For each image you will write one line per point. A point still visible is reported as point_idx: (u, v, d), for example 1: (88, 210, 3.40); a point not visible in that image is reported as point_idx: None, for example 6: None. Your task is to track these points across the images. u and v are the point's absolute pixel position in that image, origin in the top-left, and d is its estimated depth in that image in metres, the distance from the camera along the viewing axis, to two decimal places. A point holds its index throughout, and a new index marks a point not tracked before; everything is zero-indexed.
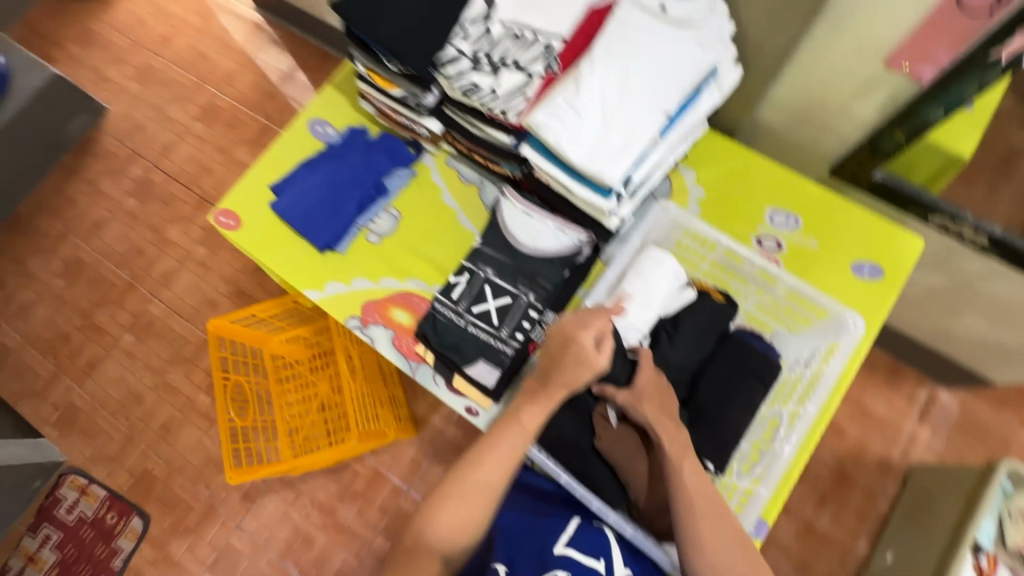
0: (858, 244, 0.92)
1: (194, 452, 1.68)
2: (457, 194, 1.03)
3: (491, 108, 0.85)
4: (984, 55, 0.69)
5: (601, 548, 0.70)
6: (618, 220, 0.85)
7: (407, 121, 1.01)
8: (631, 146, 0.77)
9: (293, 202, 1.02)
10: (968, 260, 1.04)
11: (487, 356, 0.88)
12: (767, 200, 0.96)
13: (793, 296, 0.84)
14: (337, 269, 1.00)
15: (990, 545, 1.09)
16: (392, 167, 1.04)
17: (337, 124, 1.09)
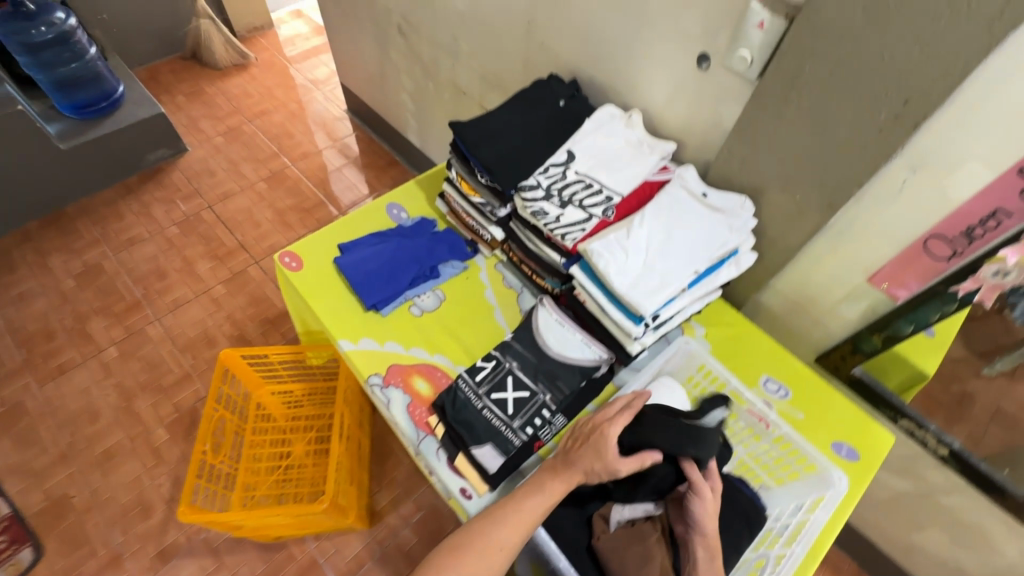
0: (838, 426, 1.04)
1: (125, 489, 1.54)
2: (498, 294, 1.16)
3: (552, 230, 1.02)
4: (946, 288, 0.89)
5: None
6: (639, 347, 0.97)
7: (475, 225, 1.18)
8: (665, 286, 0.93)
9: (355, 261, 1.14)
10: (931, 470, 1.15)
11: (494, 442, 0.92)
12: (762, 367, 1.10)
13: (787, 447, 0.94)
14: (375, 329, 1.08)
15: None
16: (449, 257, 1.19)
17: (412, 212, 1.27)
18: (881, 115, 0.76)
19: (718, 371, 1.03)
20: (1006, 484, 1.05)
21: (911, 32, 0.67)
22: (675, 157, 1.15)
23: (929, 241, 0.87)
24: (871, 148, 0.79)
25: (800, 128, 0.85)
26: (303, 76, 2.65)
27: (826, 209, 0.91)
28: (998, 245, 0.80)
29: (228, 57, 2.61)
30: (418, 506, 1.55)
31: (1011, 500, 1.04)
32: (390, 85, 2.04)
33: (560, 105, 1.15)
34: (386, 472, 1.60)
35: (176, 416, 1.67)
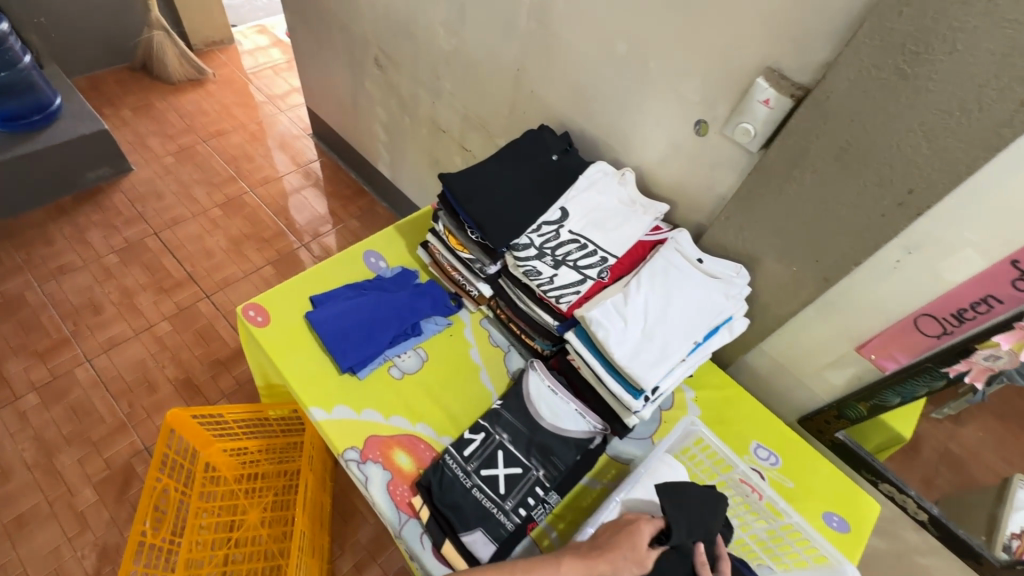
0: (827, 494, 1.03)
1: (40, 562, 1.34)
2: (483, 353, 1.09)
3: (546, 292, 0.97)
4: (936, 364, 0.92)
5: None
6: (637, 419, 0.93)
7: (461, 279, 1.12)
8: (665, 358, 0.89)
9: (330, 318, 1.04)
10: (909, 531, 1.17)
11: (485, 527, 0.85)
12: (752, 433, 1.09)
13: (797, 534, 0.87)
14: (351, 394, 0.99)
15: None
16: (432, 312, 1.12)
17: (391, 261, 1.19)
18: (884, 202, 0.77)
19: (721, 453, 0.93)
20: (981, 550, 1.08)
21: (921, 127, 0.68)
22: (666, 216, 1.13)
23: (920, 319, 0.89)
24: (871, 232, 0.80)
25: (802, 205, 0.85)
26: (265, 94, 2.52)
27: (822, 283, 0.91)
28: (988, 330, 0.84)
29: (182, 70, 2.44)
30: (384, 571, 1.43)
31: (986, 564, 1.07)
32: (362, 114, 1.96)
33: (552, 159, 1.11)
34: (349, 533, 1.47)
35: (106, 474, 1.48)
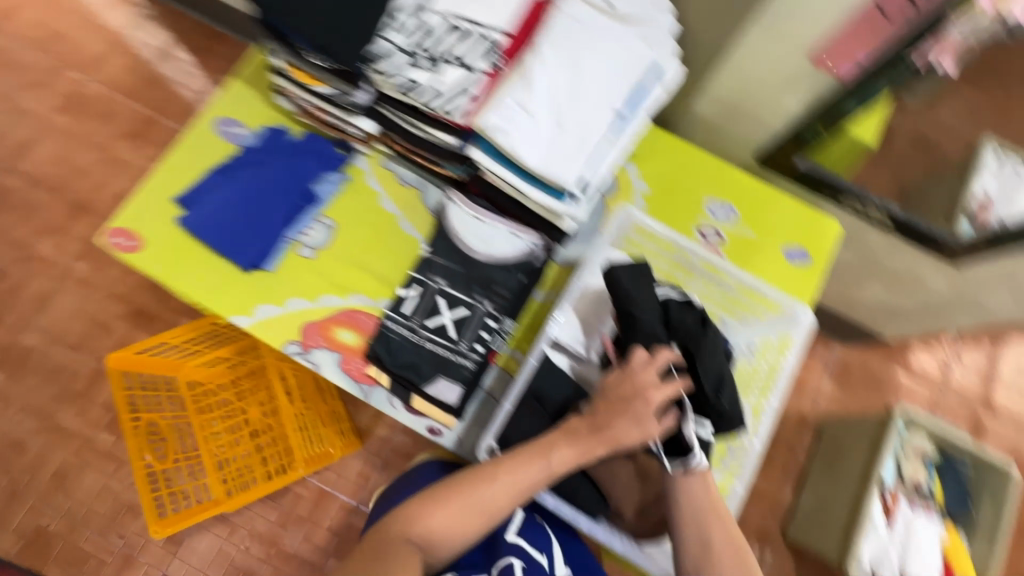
0: (786, 232, 0.99)
1: (98, 499, 1.47)
2: (396, 198, 0.95)
3: (433, 107, 0.79)
4: (902, 53, 0.80)
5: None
6: (572, 222, 0.84)
7: (337, 121, 0.91)
8: (583, 149, 0.76)
9: (205, 216, 0.88)
10: (873, 237, 1.16)
11: (446, 373, 0.84)
12: (705, 192, 1.00)
13: (744, 291, 0.84)
14: (268, 290, 0.90)
15: (891, 482, 1.36)
16: (323, 172, 0.94)
17: (250, 122, 0.96)
18: None
19: (662, 234, 0.89)
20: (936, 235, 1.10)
21: None
22: None
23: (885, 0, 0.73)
24: None
25: None
26: None
27: None
28: None
29: None
30: None
31: None
32: None
33: None
34: None
35: (110, 416, 1.52)
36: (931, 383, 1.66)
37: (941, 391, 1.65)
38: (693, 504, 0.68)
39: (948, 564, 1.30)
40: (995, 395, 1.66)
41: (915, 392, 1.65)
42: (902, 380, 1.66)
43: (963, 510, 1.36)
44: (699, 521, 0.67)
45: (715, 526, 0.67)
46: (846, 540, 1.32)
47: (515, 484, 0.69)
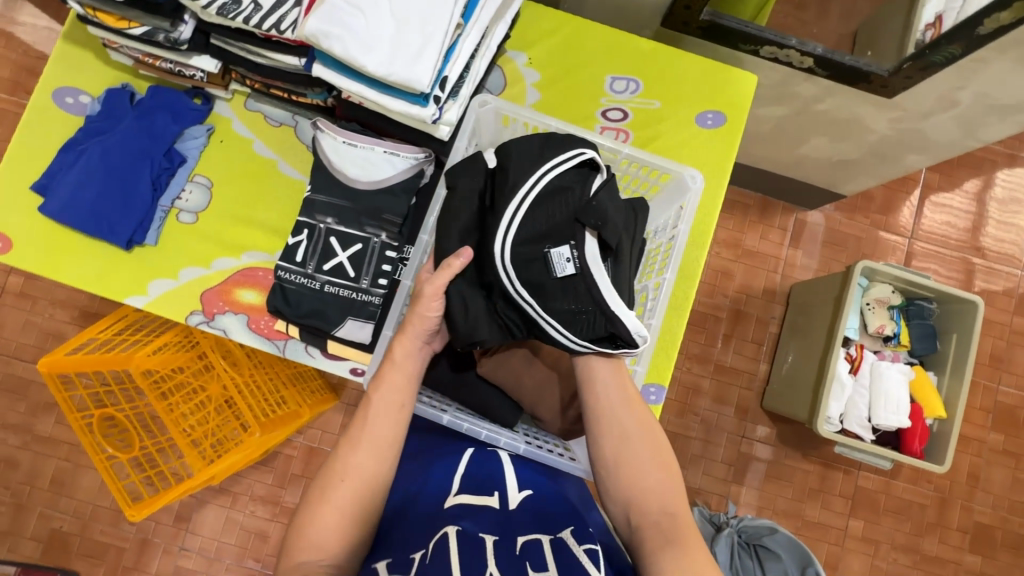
0: (696, 95, 0.90)
1: (100, 495, 1.53)
2: (270, 141, 0.88)
3: (260, 27, 0.70)
4: None
5: (491, 484, 0.60)
6: (448, 128, 0.76)
7: (173, 66, 0.81)
8: (430, 36, 0.66)
9: (66, 200, 0.82)
10: (803, 84, 1.07)
11: (354, 313, 0.81)
12: (602, 69, 0.91)
13: (638, 166, 0.74)
14: (157, 264, 0.85)
15: (855, 336, 1.36)
16: (182, 127, 0.86)
17: (92, 88, 0.87)
18: None
19: (532, 120, 0.75)
20: (871, 70, 0.98)
21: None
22: None
23: None
24: None
25: None
26: None
27: None
28: None
29: None
30: None
31: (876, 80, 1.00)
32: None
33: None
34: None
35: None
36: (900, 231, 1.62)
37: (910, 238, 1.62)
38: (596, 386, 0.62)
39: (917, 403, 1.32)
40: (966, 232, 1.62)
41: (884, 244, 1.62)
42: (869, 234, 1.62)
43: (931, 349, 1.37)
44: (607, 405, 0.61)
45: (627, 408, 0.60)
46: (815, 398, 1.34)
47: (387, 416, 0.60)
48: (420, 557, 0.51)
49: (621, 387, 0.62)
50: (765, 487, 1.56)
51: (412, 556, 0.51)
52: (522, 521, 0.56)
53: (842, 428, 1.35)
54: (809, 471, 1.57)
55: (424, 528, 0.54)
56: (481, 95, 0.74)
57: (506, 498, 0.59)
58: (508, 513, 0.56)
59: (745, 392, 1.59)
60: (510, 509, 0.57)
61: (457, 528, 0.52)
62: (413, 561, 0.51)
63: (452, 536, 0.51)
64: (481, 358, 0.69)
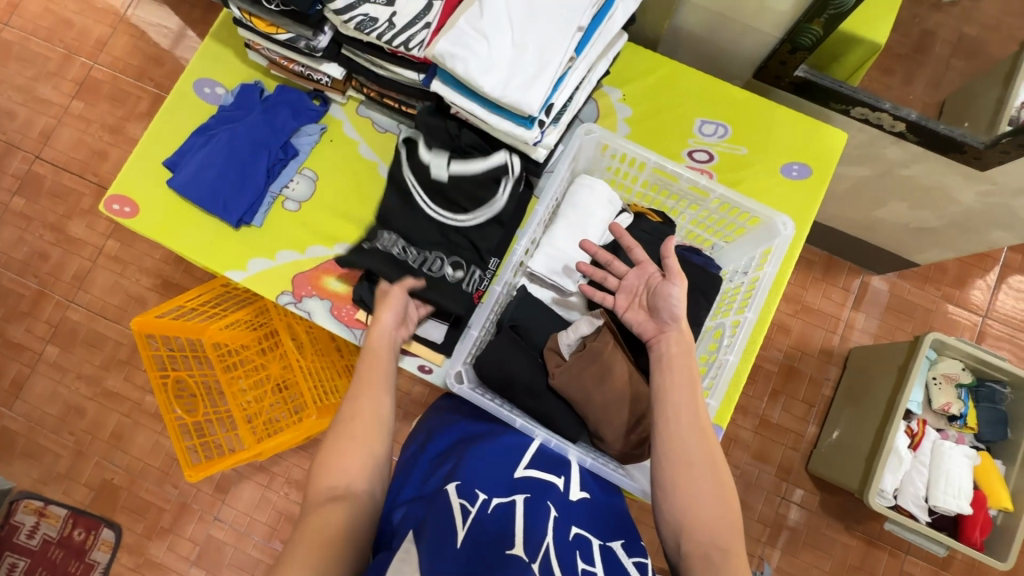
0: (785, 145, 0.92)
1: (151, 455, 1.62)
2: (374, 145, 0.95)
3: (391, 43, 0.77)
4: None
5: (560, 467, 0.66)
6: (545, 151, 0.81)
7: (304, 69, 0.90)
8: (546, 64, 0.71)
9: (192, 176, 0.91)
10: (889, 147, 1.07)
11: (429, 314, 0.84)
12: (693, 111, 0.94)
13: (727, 207, 0.78)
14: (258, 244, 0.93)
15: (918, 410, 1.30)
16: (299, 124, 0.95)
17: (228, 82, 0.97)
18: None
19: (632, 153, 0.79)
20: (966, 140, 0.98)
21: None
22: None
23: None
24: None
25: None
26: None
27: None
28: None
29: None
30: None
31: (970, 151, 0.99)
32: None
33: None
34: None
35: None
36: (972, 308, 1.56)
37: (983, 316, 1.55)
38: (669, 407, 0.62)
39: (980, 489, 1.25)
40: None
41: (954, 318, 1.55)
42: (940, 308, 1.56)
43: (1000, 436, 1.30)
44: (674, 428, 0.61)
45: (695, 439, 0.60)
46: (869, 469, 1.28)
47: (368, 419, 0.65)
48: (484, 501, 0.57)
49: (696, 408, 0.62)
50: (800, 555, 1.49)
51: (480, 494, 0.58)
52: (581, 515, 0.61)
53: (895, 504, 1.29)
54: (850, 545, 1.49)
55: (494, 482, 0.60)
56: (587, 126, 0.77)
57: (569, 487, 0.64)
58: (570, 502, 0.62)
59: (790, 451, 1.54)
60: (570, 498, 0.63)
61: (525, 496, 0.59)
62: (477, 497, 0.57)
63: (519, 502, 0.58)
64: (555, 369, 0.71)
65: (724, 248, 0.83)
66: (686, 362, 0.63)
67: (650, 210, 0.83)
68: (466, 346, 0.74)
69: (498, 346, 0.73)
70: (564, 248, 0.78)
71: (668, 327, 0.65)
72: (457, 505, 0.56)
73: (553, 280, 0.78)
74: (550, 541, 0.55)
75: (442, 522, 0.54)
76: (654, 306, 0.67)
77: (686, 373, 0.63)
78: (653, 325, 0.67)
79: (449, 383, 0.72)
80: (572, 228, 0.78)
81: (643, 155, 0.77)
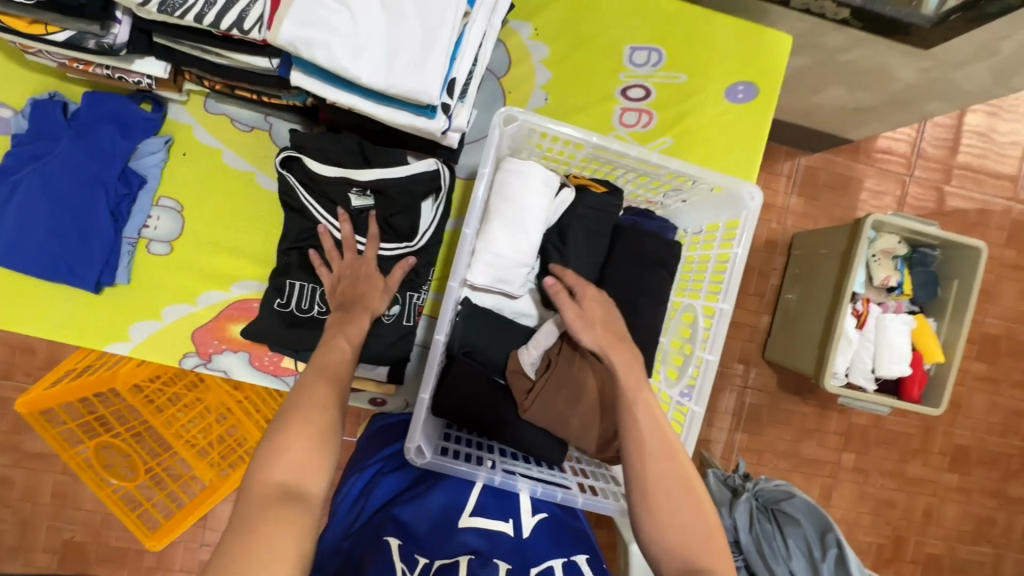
0: (727, 63, 0.80)
1: (108, 504, 1.50)
2: (241, 149, 0.76)
3: (218, 27, 0.56)
4: None
5: (509, 509, 0.66)
6: (457, 135, 0.66)
7: (112, 72, 0.67)
8: (436, 35, 0.55)
9: (12, 242, 0.70)
10: (831, 35, 0.97)
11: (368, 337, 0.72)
12: (620, 36, 0.78)
13: (681, 177, 0.67)
14: (135, 303, 0.76)
15: (862, 291, 1.36)
16: (132, 142, 0.72)
17: (14, 100, 0.73)
18: None
19: (567, 135, 0.64)
20: (913, 18, 0.89)
21: None
22: None
23: None
24: None
25: None
26: None
27: None
28: None
29: None
30: None
31: (915, 33, 0.90)
32: None
33: None
34: None
35: None
36: (901, 169, 1.56)
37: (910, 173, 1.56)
38: (636, 436, 0.57)
39: (917, 350, 1.35)
40: (965, 163, 1.57)
41: (886, 182, 1.56)
42: (871, 175, 1.55)
43: (931, 297, 1.38)
44: (641, 451, 0.56)
45: (665, 460, 0.55)
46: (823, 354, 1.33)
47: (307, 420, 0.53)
48: (425, 564, 0.56)
49: (661, 427, 0.57)
50: (765, 432, 1.60)
51: (420, 558, 0.57)
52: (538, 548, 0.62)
53: (846, 381, 1.38)
54: (807, 412, 1.58)
55: (442, 544, 0.59)
56: (505, 111, 0.61)
57: (521, 525, 0.64)
58: (523, 541, 0.62)
59: (748, 344, 1.60)
60: (524, 537, 0.63)
61: (469, 558, 0.57)
62: (417, 562, 0.56)
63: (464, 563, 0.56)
64: (526, 401, 0.64)
65: (678, 208, 0.74)
66: (641, 385, 0.59)
67: (593, 180, 0.72)
68: (422, 410, 0.60)
69: (458, 383, 0.64)
70: (504, 254, 0.66)
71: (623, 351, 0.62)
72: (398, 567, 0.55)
73: (498, 289, 0.68)
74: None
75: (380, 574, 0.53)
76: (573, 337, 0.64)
77: (644, 391, 0.59)
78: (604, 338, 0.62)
79: (413, 464, 0.59)
80: (507, 228, 0.66)
81: (582, 139, 0.63)
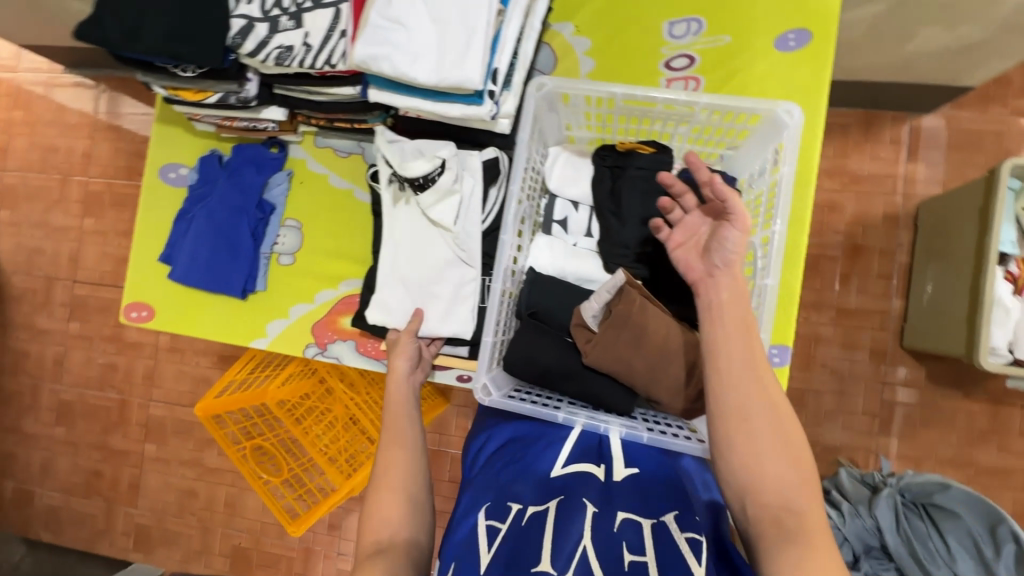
0: (772, 16, 0.80)
1: (264, 514, 1.74)
2: (343, 173, 0.93)
3: (312, 65, 0.72)
4: None
5: (601, 456, 0.62)
6: (507, 120, 0.75)
7: (249, 123, 0.89)
8: (473, 31, 0.65)
9: (187, 264, 0.92)
10: None
11: (443, 302, 0.82)
12: (658, 15, 0.83)
13: (722, 113, 0.71)
14: (269, 307, 0.93)
15: (1013, 249, 1.05)
16: (265, 176, 0.93)
17: (188, 160, 0.97)
18: None
19: (594, 93, 0.71)
20: None
21: None
22: None
23: None
24: None
25: None
26: None
27: None
28: None
29: None
30: None
31: None
32: None
33: None
34: None
35: None
36: None
37: None
38: (721, 358, 0.54)
39: None
40: None
41: None
42: (1016, 119, 1.28)
43: None
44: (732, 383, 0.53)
45: (755, 390, 0.52)
46: (972, 327, 1.05)
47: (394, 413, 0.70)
48: (517, 510, 0.55)
49: (751, 345, 0.54)
50: (920, 437, 1.27)
51: (512, 505, 0.56)
52: (625, 493, 0.57)
53: (1012, 359, 1.05)
54: (975, 412, 1.26)
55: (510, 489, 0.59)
56: (537, 80, 0.70)
57: (612, 470, 0.60)
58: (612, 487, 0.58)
59: (878, 334, 1.30)
60: (614, 481, 0.59)
61: (558, 500, 0.56)
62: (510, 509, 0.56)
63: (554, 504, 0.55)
64: (586, 347, 0.68)
65: (734, 156, 0.76)
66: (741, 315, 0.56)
67: (640, 143, 0.74)
68: (485, 353, 0.69)
69: (523, 339, 0.72)
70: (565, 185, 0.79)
71: (719, 273, 0.58)
72: (486, 526, 0.55)
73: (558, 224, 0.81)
74: (588, 545, 0.51)
75: (469, 548, 0.54)
76: (708, 248, 0.59)
77: (741, 322, 0.55)
78: (703, 267, 0.60)
79: (481, 401, 0.68)
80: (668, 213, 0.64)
81: (608, 91, 0.69)
